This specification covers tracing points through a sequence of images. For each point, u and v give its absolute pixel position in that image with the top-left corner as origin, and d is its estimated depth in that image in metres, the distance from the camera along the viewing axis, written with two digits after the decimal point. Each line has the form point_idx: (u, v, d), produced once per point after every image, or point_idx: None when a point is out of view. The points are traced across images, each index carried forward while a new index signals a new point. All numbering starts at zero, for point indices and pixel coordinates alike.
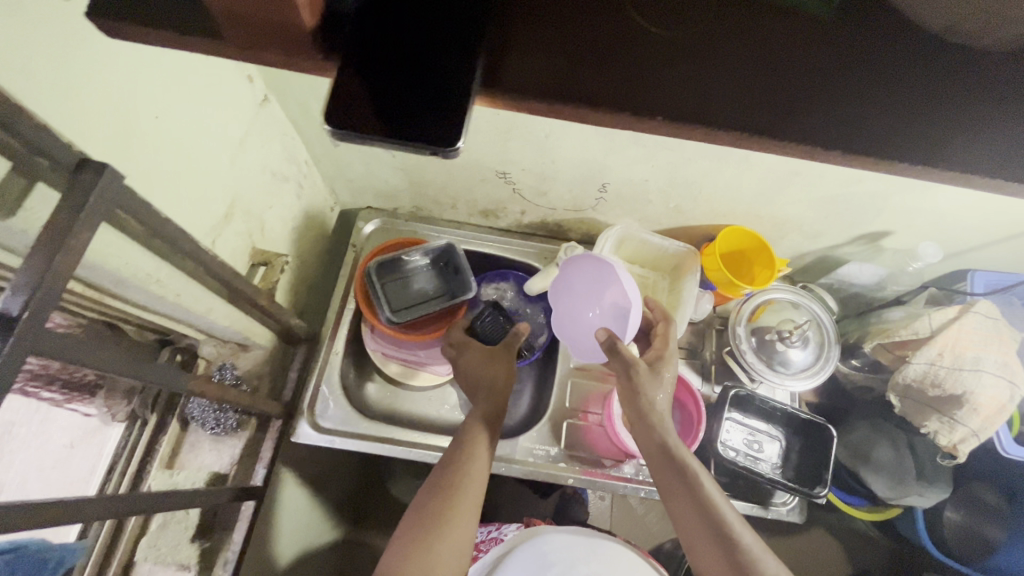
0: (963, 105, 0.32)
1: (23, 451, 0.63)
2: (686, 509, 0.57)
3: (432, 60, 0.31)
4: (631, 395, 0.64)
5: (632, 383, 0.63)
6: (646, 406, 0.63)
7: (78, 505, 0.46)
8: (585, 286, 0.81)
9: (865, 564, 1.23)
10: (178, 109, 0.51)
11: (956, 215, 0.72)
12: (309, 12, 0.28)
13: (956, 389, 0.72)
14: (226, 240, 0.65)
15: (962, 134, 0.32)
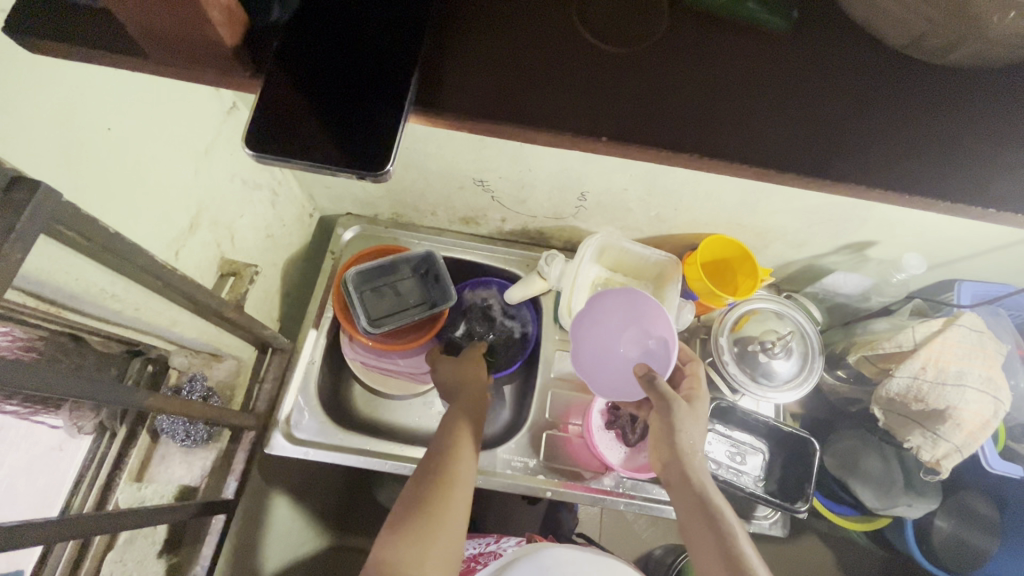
0: (905, 133, 0.33)
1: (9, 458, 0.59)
2: (711, 548, 0.55)
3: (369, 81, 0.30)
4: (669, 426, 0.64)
5: (669, 416, 0.64)
6: (680, 443, 0.63)
7: (26, 528, 0.45)
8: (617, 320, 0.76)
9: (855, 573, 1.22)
10: (134, 120, 0.50)
11: (940, 226, 0.71)
12: (229, 29, 0.28)
13: (938, 404, 0.70)
14: (190, 251, 0.63)
15: (900, 160, 0.32)
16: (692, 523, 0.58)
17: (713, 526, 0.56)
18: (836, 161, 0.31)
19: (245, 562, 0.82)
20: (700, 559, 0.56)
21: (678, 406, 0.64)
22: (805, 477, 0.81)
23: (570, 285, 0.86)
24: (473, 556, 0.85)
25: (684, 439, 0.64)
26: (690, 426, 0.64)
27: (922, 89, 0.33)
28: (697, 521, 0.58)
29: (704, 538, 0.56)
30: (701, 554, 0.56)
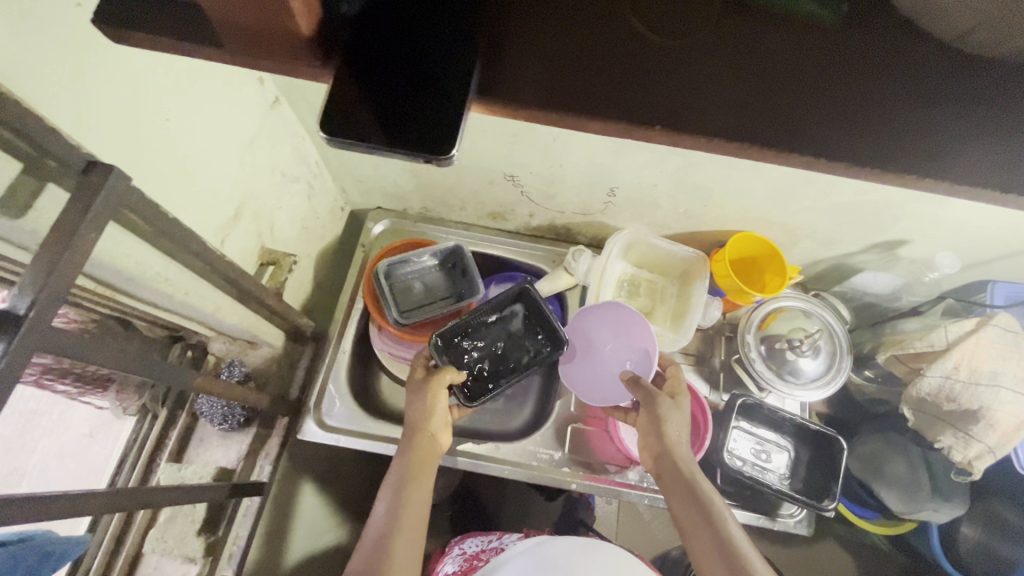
0: (974, 118, 0.31)
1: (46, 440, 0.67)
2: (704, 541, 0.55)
3: (424, 70, 0.31)
4: (653, 419, 0.67)
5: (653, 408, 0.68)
6: (667, 434, 0.66)
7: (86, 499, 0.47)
8: (605, 330, 0.85)
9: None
10: (189, 110, 0.52)
11: (977, 224, 0.70)
12: (308, 19, 0.27)
13: (972, 404, 0.70)
14: (234, 240, 0.66)
15: (969, 147, 0.31)
16: (682, 512, 0.59)
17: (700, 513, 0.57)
18: (890, 150, 0.31)
19: (275, 546, 0.83)
20: (695, 552, 0.56)
21: (661, 400, 0.68)
22: (832, 476, 0.81)
23: (597, 280, 0.87)
24: (473, 553, 0.85)
25: (670, 430, 0.66)
26: (670, 417, 0.67)
27: (991, 78, 0.32)
28: (687, 510, 0.58)
29: (695, 524, 0.57)
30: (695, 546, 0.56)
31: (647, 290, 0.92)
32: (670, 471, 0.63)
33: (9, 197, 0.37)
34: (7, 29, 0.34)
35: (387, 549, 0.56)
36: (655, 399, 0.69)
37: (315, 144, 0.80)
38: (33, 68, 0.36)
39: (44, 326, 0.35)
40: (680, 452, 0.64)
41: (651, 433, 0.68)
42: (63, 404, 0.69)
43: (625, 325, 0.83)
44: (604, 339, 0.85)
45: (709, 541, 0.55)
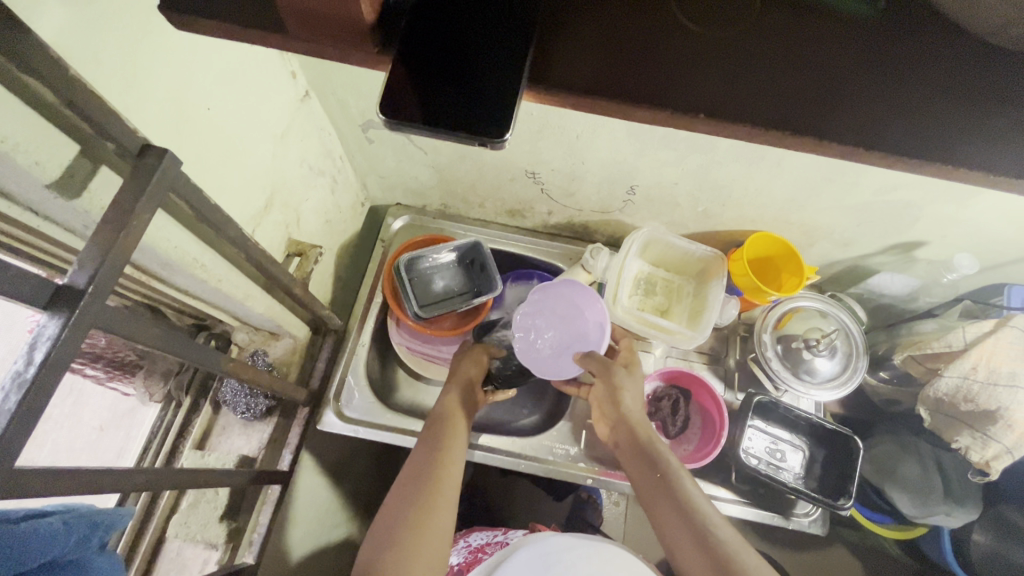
0: (1015, 107, 0.32)
1: (56, 432, 0.69)
2: (665, 503, 0.59)
3: (468, 67, 0.33)
4: (610, 387, 0.73)
5: (612, 379, 0.73)
6: (625, 402, 0.71)
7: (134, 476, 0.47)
8: (558, 306, 0.83)
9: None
10: (227, 99, 0.54)
11: (996, 226, 0.71)
12: (369, 7, 0.28)
13: (989, 404, 0.69)
14: (265, 230, 0.67)
15: (1006, 137, 0.32)
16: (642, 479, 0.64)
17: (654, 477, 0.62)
18: (930, 136, 0.32)
19: (291, 538, 0.83)
20: (655, 514, 0.60)
21: (617, 370, 0.74)
22: (847, 475, 0.81)
23: (615, 277, 0.88)
24: (482, 545, 0.85)
25: (627, 396, 0.71)
26: (626, 386, 0.72)
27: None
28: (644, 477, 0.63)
29: (655, 490, 0.61)
30: (654, 507, 0.60)
31: (663, 289, 0.92)
32: (628, 438, 0.68)
33: (69, 179, 0.38)
34: (74, 15, 0.36)
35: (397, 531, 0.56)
36: (610, 369, 0.74)
37: (341, 139, 0.81)
38: (97, 55, 0.38)
39: (99, 302, 0.36)
40: (638, 422, 0.69)
41: (609, 401, 0.73)
42: (77, 394, 0.71)
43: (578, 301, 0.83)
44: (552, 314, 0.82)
45: (669, 507, 0.59)
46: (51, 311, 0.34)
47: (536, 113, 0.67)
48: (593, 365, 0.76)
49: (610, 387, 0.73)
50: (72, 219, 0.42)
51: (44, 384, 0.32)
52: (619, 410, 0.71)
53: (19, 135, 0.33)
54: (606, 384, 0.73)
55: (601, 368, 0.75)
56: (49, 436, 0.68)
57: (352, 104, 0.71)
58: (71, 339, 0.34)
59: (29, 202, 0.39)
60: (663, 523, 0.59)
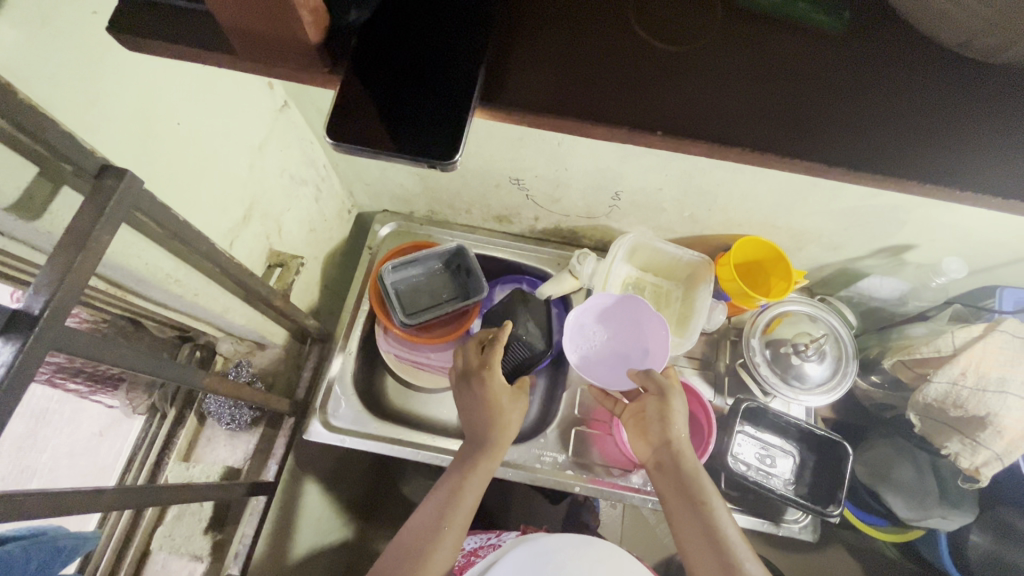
0: (980, 121, 0.31)
1: (56, 438, 0.80)
2: (698, 538, 0.62)
3: (419, 80, 0.31)
4: (660, 410, 0.70)
5: (664, 402, 0.70)
6: (673, 427, 0.69)
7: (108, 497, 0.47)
8: (617, 321, 0.83)
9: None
10: (199, 114, 0.53)
11: (984, 230, 0.70)
12: (315, 29, 0.28)
13: (979, 410, 0.69)
14: (244, 242, 0.67)
15: (972, 151, 0.31)
16: (678, 508, 0.65)
17: (695, 515, 0.63)
18: (895, 153, 0.31)
19: (280, 546, 0.83)
20: (686, 542, 0.63)
21: (672, 392, 0.71)
22: (837, 482, 0.81)
23: (601, 283, 0.87)
24: (473, 549, 0.85)
25: (676, 421, 0.69)
26: (677, 410, 0.70)
27: (998, 84, 0.32)
28: (682, 509, 0.64)
29: (689, 522, 0.63)
30: (688, 537, 0.63)
31: (652, 294, 0.92)
32: (670, 465, 0.67)
33: (27, 200, 0.38)
34: (26, 37, 0.35)
35: (422, 551, 0.63)
36: (664, 392, 0.71)
37: (324, 148, 0.81)
38: (52, 75, 0.38)
39: (56, 327, 0.35)
40: (683, 447, 0.68)
41: (657, 421, 0.71)
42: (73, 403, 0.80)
43: (640, 322, 0.82)
44: (608, 325, 0.83)
45: (703, 542, 0.61)
46: (6, 336, 0.34)
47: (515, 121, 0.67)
48: (649, 383, 0.72)
49: (661, 411, 0.70)
50: (36, 239, 0.42)
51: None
52: (666, 434, 0.69)
53: None
54: (657, 406, 0.70)
55: (657, 389, 0.71)
56: (51, 441, 0.79)
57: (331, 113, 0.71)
58: (27, 365, 0.34)
59: None
60: (692, 553, 0.62)
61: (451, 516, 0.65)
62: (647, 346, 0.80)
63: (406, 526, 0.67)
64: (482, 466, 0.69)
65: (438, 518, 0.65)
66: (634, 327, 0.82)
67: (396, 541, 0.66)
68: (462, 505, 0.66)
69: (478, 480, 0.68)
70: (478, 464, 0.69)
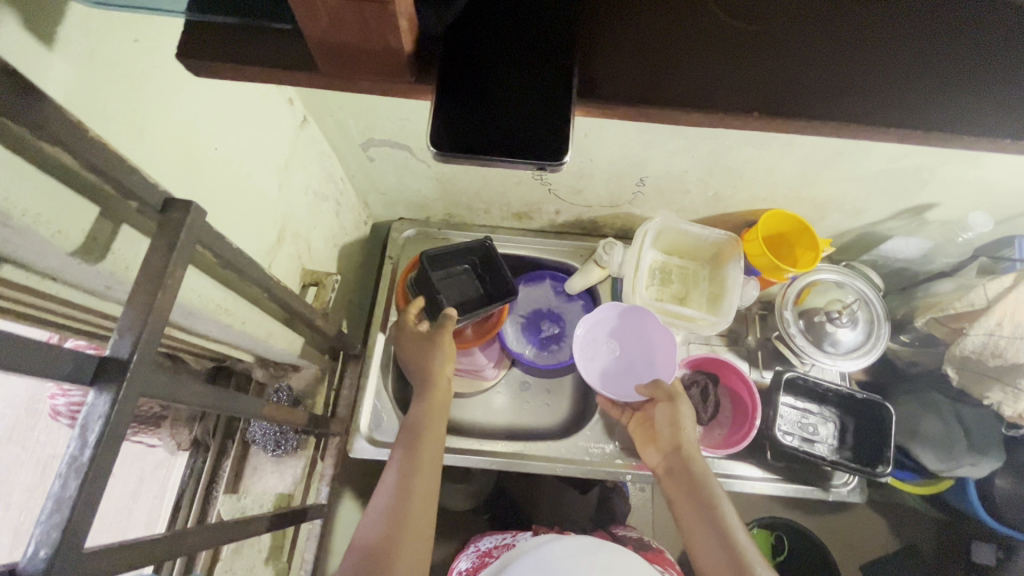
0: None
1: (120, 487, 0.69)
2: (709, 538, 0.64)
3: (504, 83, 0.30)
4: (672, 416, 0.74)
5: (675, 409, 0.74)
6: (684, 433, 0.73)
7: (195, 539, 0.45)
8: (626, 333, 0.85)
9: (916, 539, 1.21)
10: (233, 136, 0.52)
11: (1006, 182, 0.71)
12: (408, 37, 0.28)
13: (1018, 357, 0.70)
14: (280, 263, 0.66)
15: None
16: (688, 511, 0.68)
17: (707, 518, 0.65)
18: (984, 114, 0.31)
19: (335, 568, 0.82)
20: (695, 542, 0.65)
21: (683, 400, 0.75)
22: (880, 442, 0.82)
23: (631, 270, 0.87)
24: (489, 549, 0.83)
25: (686, 428, 0.73)
26: (688, 417, 0.74)
27: None
28: (692, 509, 0.67)
29: (698, 523, 0.66)
30: (696, 538, 0.65)
31: (679, 277, 0.92)
32: (681, 469, 0.71)
33: (92, 242, 0.36)
34: (78, 73, 0.34)
35: (391, 551, 0.59)
36: (675, 399, 0.74)
37: (340, 161, 0.79)
38: (104, 111, 0.36)
39: (145, 369, 0.34)
40: (692, 453, 0.72)
41: (668, 428, 0.74)
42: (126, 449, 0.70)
43: (648, 332, 0.84)
44: (615, 338, 0.85)
45: (715, 542, 0.63)
46: (98, 385, 0.32)
47: None
48: (659, 391, 0.76)
49: (672, 418, 0.74)
50: (96, 283, 0.40)
51: (104, 462, 0.31)
52: (677, 440, 0.72)
53: (43, 206, 0.32)
54: (669, 412, 0.74)
55: (667, 395, 0.75)
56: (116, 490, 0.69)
57: (352, 124, 0.69)
58: (122, 412, 0.32)
59: (50, 270, 0.37)
60: (702, 553, 0.64)
61: (412, 509, 0.63)
62: (653, 355, 0.83)
63: (361, 527, 0.63)
64: (433, 456, 0.69)
65: (403, 482, 0.65)
66: (643, 338, 0.84)
67: (359, 544, 0.61)
68: (420, 493, 0.64)
69: (432, 448, 0.69)
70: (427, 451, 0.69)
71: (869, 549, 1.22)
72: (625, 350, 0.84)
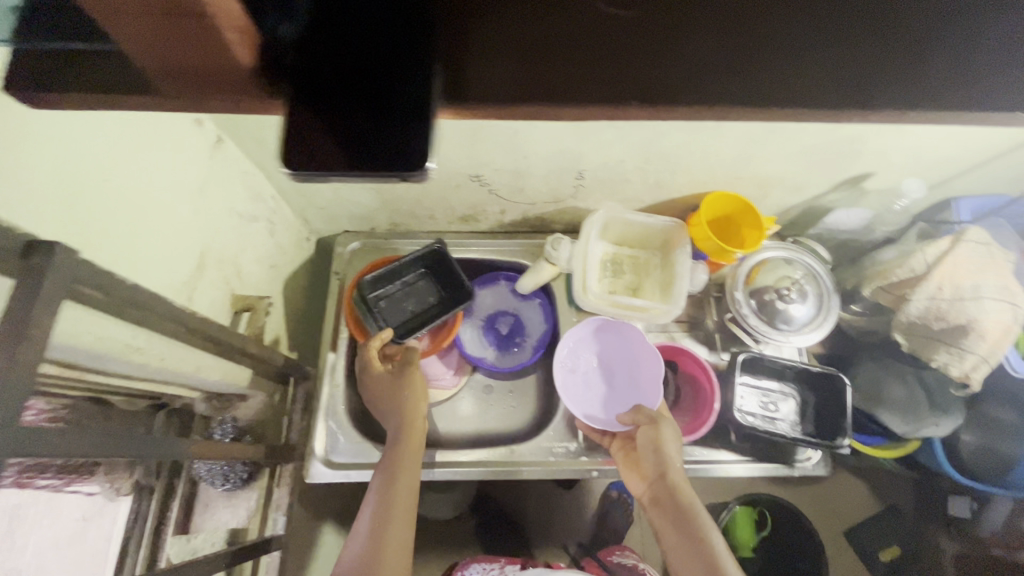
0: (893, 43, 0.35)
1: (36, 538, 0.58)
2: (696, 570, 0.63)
3: (365, 91, 0.32)
4: (653, 442, 0.73)
5: (657, 435, 0.73)
6: (666, 460, 0.71)
7: None
8: (607, 353, 0.86)
9: (895, 501, 1.23)
10: (127, 166, 0.49)
11: (937, 147, 0.72)
12: (245, 49, 0.29)
13: (960, 319, 0.71)
14: (203, 293, 0.63)
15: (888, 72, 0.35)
16: (674, 542, 0.66)
17: (694, 548, 0.64)
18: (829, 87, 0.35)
19: None
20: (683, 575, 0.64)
21: (666, 426, 0.74)
22: (839, 413, 0.82)
23: (580, 265, 0.86)
24: None
25: (669, 454, 0.72)
26: (670, 443, 0.72)
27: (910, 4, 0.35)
28: (679, 540, 0.66)
29: (686, 555, 0.64)
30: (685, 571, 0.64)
31: (631, 267, 0.91)
32: (666, 498, 0.69)
33: None
34: None
35: None
36: (657, 424, 0.73)
37: (268, 179, 0.76)
38: None
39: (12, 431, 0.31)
40: (676, 480, 0.70)
41: (651, 456, 0.73)
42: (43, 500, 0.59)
43: (628, 349, 0.85)
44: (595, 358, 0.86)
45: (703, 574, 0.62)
46: None
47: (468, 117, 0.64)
48: (641, 417, 0.75)
49: (654, 445, 0.72)
50: None
51: None
52: (660, 467, 0.71)
53: None
54: (651, 438, 0.73)
55: (648, 421, 0.74)
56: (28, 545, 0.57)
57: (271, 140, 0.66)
58: None
59: None
60: None
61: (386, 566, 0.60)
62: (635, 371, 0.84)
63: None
64: (405, 507, 0.66)
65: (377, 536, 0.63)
66: (624, 355, 0.85)
67: None
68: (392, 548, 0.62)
69: (405, 486, 0.68)
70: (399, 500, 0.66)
71: (850, 515, 1.23)
72: (606, 369, 0.85)
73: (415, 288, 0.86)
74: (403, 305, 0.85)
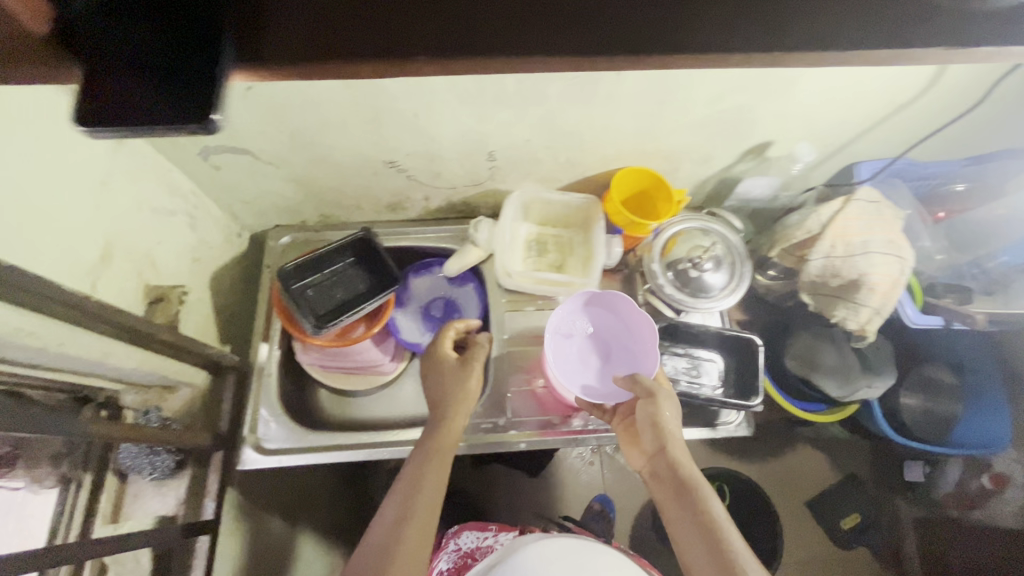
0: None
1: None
2: (697, 544, 0.62)
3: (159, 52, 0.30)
4: (649, 416, 0.70)
5: (653, 410, 0.70)
6: (665, 434, 0.70)
7: None
8: (601, 319, 0.80)
9: (856, 469, 1.24)
10: (12, 156, 0.51)
11: (822, 112, 0.75)
12: (33, 16, 0.27)
13: (851, 274, 0.75)
14: (110, 283, 0.65)
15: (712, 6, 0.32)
16: (675, 516, 0.66)
17: (693, 522, 0.64)
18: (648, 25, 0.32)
19: None
20: (684, 548, 0.64)
21: (661, 398, 0.71)
22: (752, 373, 0.86)
23: (501, 245, 0.89)
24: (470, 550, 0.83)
25: (667, 427, 0.70)
26: (666, 416, 0.70)
27: None
28: (680, 515, 0.65)
29: (685, 529, 0.64)
30: (687, 545, 0.64)
31: (556, 245, 0.94)
32: (666, 473, 0.69)
33: None
34: None
35: None
36: (653, 398, 0.70)
37: (186, 174, 0.78)
38: None
39: None
40: (675, 453, 0.69)
41: (648, 429, 0.71)
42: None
43: (622, 315, 0.79)
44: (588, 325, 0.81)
45: (703, 548, 0.62)
46: None
47: (363, 102, 0.67)
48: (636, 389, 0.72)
49: (650, 419, 0.70)
50: None
51: None
52: (659, 442, 0.70)
53: None
54: (648, 411, 0.71)
55: (643, 394, 0.71)
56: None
57: None
58: None
59: None
60: (693, 561, 0.62)
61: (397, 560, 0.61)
62: (630, 338, 0.79)
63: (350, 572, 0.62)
64: (423, 499, 0.66)
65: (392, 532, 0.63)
66: (619, 322, 0.80)
67: None
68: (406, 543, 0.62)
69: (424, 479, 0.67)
70: (410, 494, 0.66)
71: (810, 487, 1.23)
72: (599, 336, 0.80)
73: (343, 275, 0.86)
74: (334, 292, 0.84)
